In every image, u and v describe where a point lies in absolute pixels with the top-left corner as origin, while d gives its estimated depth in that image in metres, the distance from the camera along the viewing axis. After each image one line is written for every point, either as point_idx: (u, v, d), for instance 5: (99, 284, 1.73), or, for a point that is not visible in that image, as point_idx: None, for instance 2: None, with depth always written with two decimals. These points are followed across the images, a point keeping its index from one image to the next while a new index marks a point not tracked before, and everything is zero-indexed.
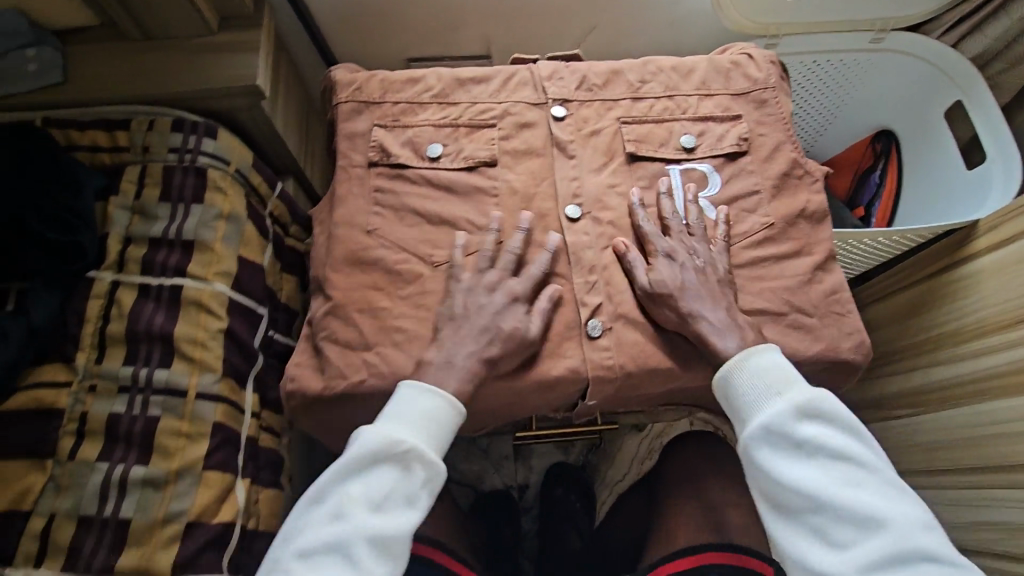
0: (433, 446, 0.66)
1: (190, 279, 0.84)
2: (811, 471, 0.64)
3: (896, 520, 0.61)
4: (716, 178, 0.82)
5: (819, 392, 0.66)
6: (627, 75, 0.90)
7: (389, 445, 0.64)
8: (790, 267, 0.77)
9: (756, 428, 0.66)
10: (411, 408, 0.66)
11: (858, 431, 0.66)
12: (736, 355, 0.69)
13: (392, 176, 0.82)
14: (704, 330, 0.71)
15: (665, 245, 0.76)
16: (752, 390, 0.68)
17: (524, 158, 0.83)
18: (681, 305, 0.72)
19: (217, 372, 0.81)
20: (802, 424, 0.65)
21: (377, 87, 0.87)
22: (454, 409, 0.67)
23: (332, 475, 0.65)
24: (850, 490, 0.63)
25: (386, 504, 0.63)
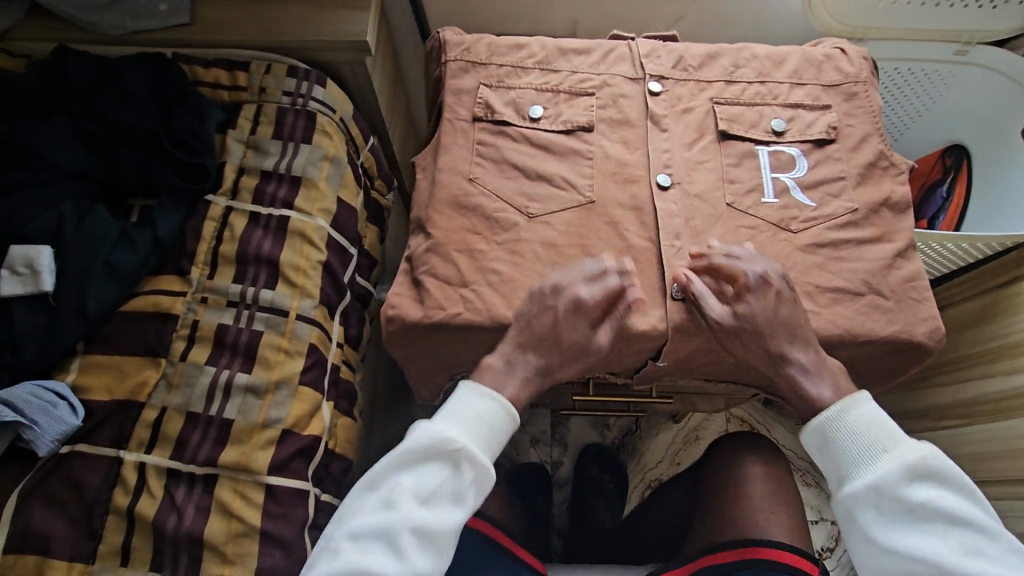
0: (480, 447, 0.67)
1: (296, 212, 0.90)
2: (922, 535, 0.62)
3: None
4: (804, 161, 0.85)
5: (921, 450, 0.64)
6: (722, 59, 0.93)
7: (445, 443, 0.65)
8: (871, 251, 0.80)
9: (859, 487, 0.64)
10: (468, 409, 0.68)
11: (968, 488, 0.64)
12: (833, 406, 0.69)
13: (494, 132, 0.87)
14: (805, 380, 0.71)
15: (749, 271, 0.74)
16: (859, 446, 0.66)
17: (619, 127, 0.88)
18: (773, 346, 0.73)
19: (315, 299, 0.87)
20: (907, 486, 0.63)
21: (485, 50, 0.92)
22: (507, 414, 0.69)
23: (388, 465, 0.67)
24: (971, 559, 0.61)
25: (433, 501, 0.65)
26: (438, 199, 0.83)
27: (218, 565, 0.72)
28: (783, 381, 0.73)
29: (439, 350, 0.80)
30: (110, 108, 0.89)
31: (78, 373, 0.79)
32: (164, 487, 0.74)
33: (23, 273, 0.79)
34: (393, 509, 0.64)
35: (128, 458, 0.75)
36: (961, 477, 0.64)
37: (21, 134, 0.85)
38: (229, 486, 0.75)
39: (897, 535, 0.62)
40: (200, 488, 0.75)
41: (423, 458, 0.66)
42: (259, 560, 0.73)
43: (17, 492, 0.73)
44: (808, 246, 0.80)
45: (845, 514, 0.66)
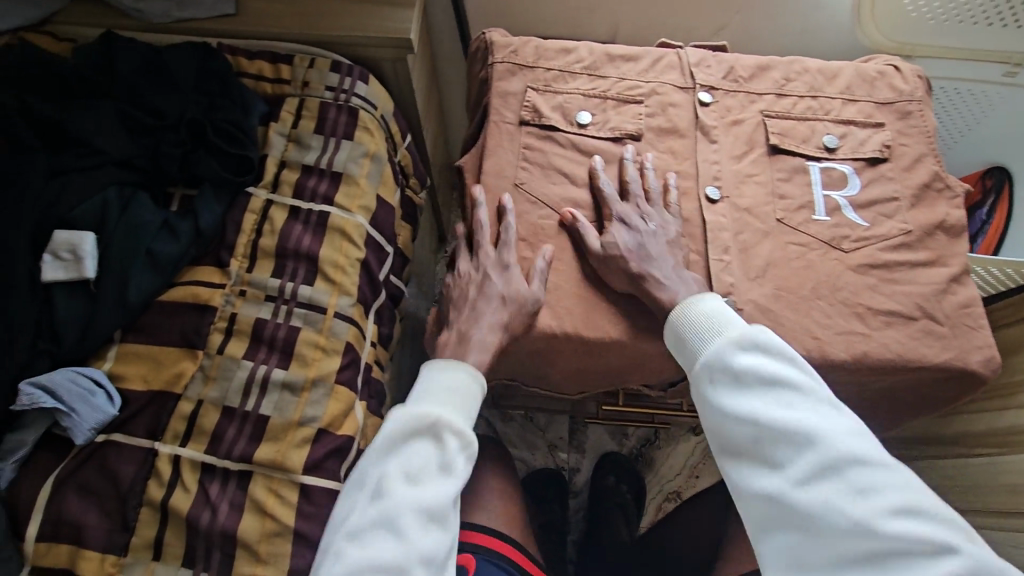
0: (459, 418, 0.64)
1: (337, 208, 0.90)
2: (744, 398, 0.58)
3: (829, 436, 0.54)
4: (856, 180, 0.84)
5: (758, 325, 0.61)
6: (773, 71, 0.92)
7: (421, 419, 0.62)
8: (924, 275, 0.78)
9: (702, 362, 0.62)
10: (438, 386, 0.66)
11: (794, 356, 0.59)
12: (674, 308, 0.70)
13: (541, 136, 0.85)
14: (658, 288, 0.73)
15: (617, 208, 0.79)
16: (699, 332, 0.65)
17: (668, 137, 0.86)
18: (633, 263, 0.74)
19: (353, 297, 0.86)
20: (740, 356, 0.60)
21: (532, 53, 0.91)
22: (473, 381, 0.68)
23: (371, 456, 0.62)
24: (782, 412, 0.56)
25: (425, 474, 0.60)
26: (468, 228, 0.83)
27: (251, 563, 0.71)
28: (644, 297, 0.74)
29: None
30: (156, 96, 0.89)
31: (114, 361, 0.79)
32: (198, 481, 0.74)
33: (65, 259, 0.79)
34: (386, 491, 0.58)
35: (163, 450, 0.74)
36: (784, 344, 0.59)
37: (67, 118, 0.85)
38: (264, 484, 0.74)
39: (715, 400, 0.60)
40: (234, 484, 0.74)
41: (402, 437, 0.62)
42: (292, 560, 0.72)
43: (52, 479, 0.73)
44: (859, 267, 0.78)
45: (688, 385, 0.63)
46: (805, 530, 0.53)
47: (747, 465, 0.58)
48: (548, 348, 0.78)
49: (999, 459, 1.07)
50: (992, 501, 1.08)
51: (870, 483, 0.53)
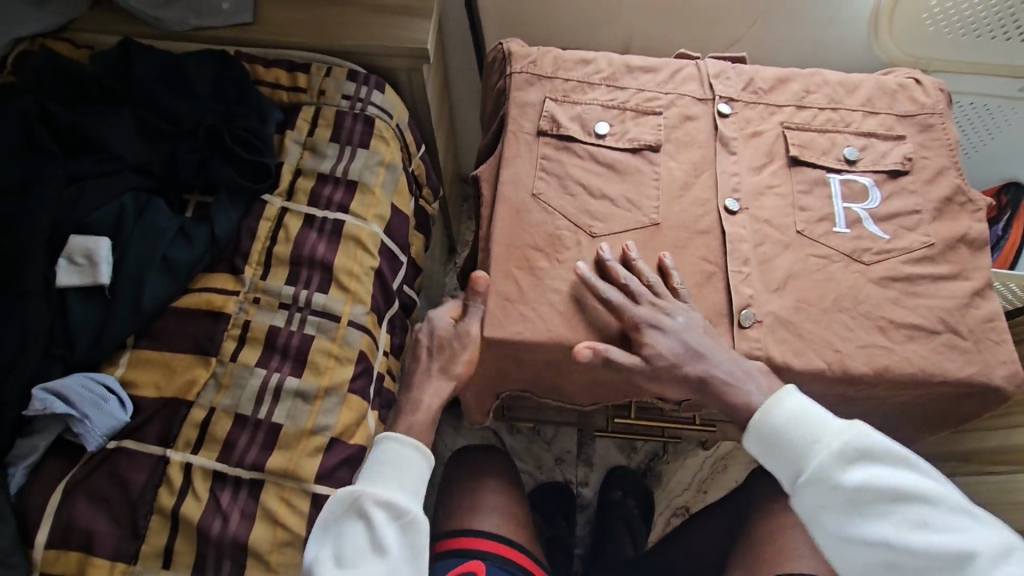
0: (392, 489, 0.65)
1: (351, 216, 0.90)
2: (872, 522, 0.59)
3: (979, 556, 0.55)
4: (877, 192, 0.83)
5: (857, 429, 0.61)
6: (793, 84, 0.91)
7: (350, 501, 0.64)
8: (948, 289, 0.77)
9: (804, 482, 0.62)
10: (373, 459, 0.67)
11: (904, 458, 0.60)
12: (756, 410, 0.66)
13: (558, 146, 0.85)
14: (726, 389, 0.68)
15: (637, 313, 0.72)
16: (794, 444, 0.63)
17: (687, 148, 0.86)
18: (689, 368, 0.70)
19: (366, 305, 0.85)
20: (852, 473, 0.60)
21: (551, 64, 0.91)
22: (410, 445, 0.67)
23: (315, 540, 0.65)
24: (919, 534, 0.57)
25: (355, 554, 0.62)
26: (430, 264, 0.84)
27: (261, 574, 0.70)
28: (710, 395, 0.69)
29: (495, 363, 0.78)
30: (175, 103, 0.89)
31: (127, 368, 0.78)
32: (209, 490, 0.73)
33: (81, 264, 0.79)
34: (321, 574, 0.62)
35: (174, 458, 0.73)
36: (895, 451, 0.60)
37: (87, 124, 0.85)
38: (275, 494, 0.73)
39: (840, 527, 0.60)
40: (245, 493, 0.73)
41: (337, 518, 0.65)
42: None
43: (63, 485, 0.72)
44: (882, 281, 0.77)
45: (798, 508, 0.63)
46: None
47: None
48: (564, 359, 0.76)
49: (1020, 478, 1.05)
50: (1013, 521, 1.06)
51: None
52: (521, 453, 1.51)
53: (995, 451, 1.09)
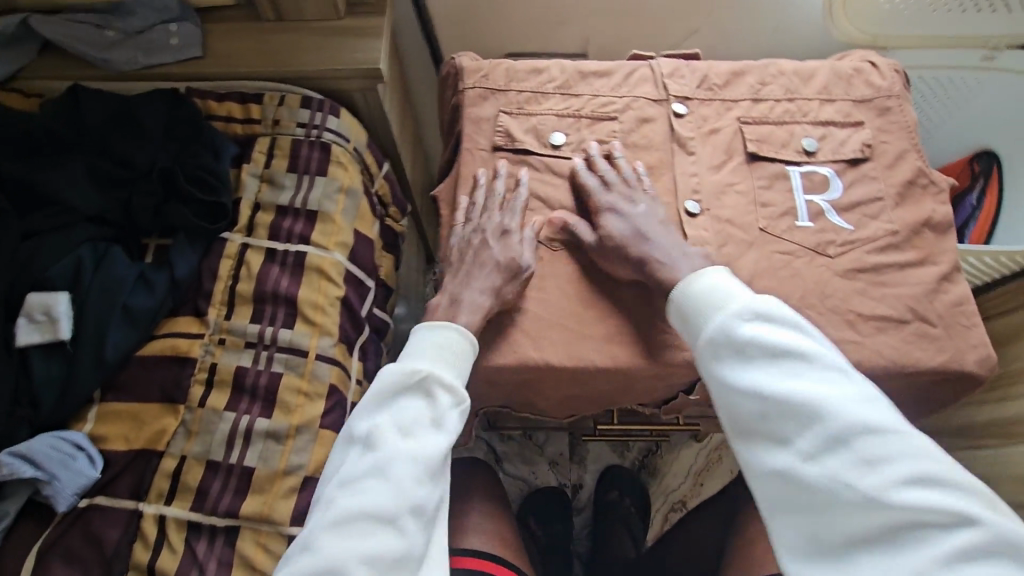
0: (449, 372, 0.61)
1: (314, 247, 0.88)
2: (748, 370, 0.56)
3: (837, 406, 0.53)
4: (838, 182, 0.82)
5: (762, 296, 0.60)
6: (748, 76, 0.90)
7: (411, 372, 0.58)
8: (915, 275, 0.76)
9: (705, 340, 0.60)
10: (427, 342, 0.63)
11: (800, 323, 0.58)
12: (681, 281, 0.67)
13: (515, 161, 0.84)
14: (659, 266, 0.71)
15: (604, 198, 0.78)
16: (699, 307, 0.63)
17: (644, 152, 0.84)
18: (631, 246, 0.73)
19: (334, 337, 0.84)
20: (745, 329, 0.58)
21: (503, 75, 0.90)
22: (465, 339, 0.65)
23: (360, 412, 0.58)
24: (791, 385, 0.54)
25: (419, 427, 0.56)
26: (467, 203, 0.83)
27: None
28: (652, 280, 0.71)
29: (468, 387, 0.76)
30: (125, 147, 0.88)
31: (95, 422, 0.77)
32: (185, 540, 0.72)
33: (40, 321, 0.77)
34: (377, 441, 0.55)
35: (148, 511, 0.73)
36: (792, 315, 0.58)
37: (36, 177, 0.84)
38: (252, 539, 0.72)
39: (719, 375, 0.58)
40: (222, 540, 0.72)
41: (396, 390, 0.58)
42: None
43: (37, 549, 0.71)
44: (847, 272, 0.76)
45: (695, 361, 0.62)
46: (812, 503, 0.51)
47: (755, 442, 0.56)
48: (534, 379, 0.74)
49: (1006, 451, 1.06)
50: (1003, 494, 1.06)
51: (889, 452, 0.50)
52: (513, 459, 1.50)
53: (983, 425, 1.10)
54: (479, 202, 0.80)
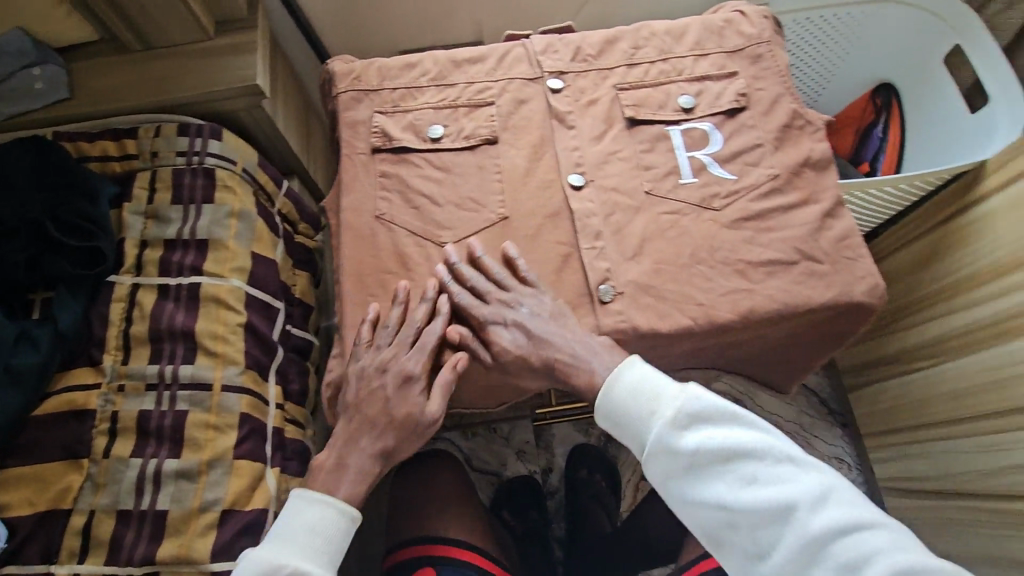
0: (317, 561, 0.64)
1: (207, 276, 0.86)
2: (707, 485, 0.62)
3: (797, 505, 0.59)
4: (718, 135, 0.83)
5: (690, 393, 0.64)
6: (621, 42, 0.90)
7: (271, 567, 0.62)
8: (799, 216, 0.77)
9: (650, 459, 0.64)
10: (297, 523, 0.66)
11: (738, 418, 0.63)
12: (603, 384, 0.68)
13: (395, 160, 0.82)
14: (572, 370, 0.69)
15: (487, 311, 0.74)
16: (630, 413, 0.65)
17: (525, 132, 0.84)
18: (537, 358, 0.71)
19: (240, 365, 0.83)
20: (687, 436, 0.63)
21: (376, 75, 0.88)
22: (340, 516, 0.67)
23: None
24: (750, 492, 0.60)
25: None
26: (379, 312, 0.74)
27: None
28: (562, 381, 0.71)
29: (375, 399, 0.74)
30: None
31: None
32: None
33: None
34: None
35: (61, 572, 0.71)
36: (726, 408, 0.63)
37: None
38: None
39: (679, 491, 0.63)
40: None
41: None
42: None
43: None
44: (733, 223, 0.77)
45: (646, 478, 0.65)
46: None
47: (737, 552, 0.62)
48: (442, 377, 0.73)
49: (942, 369, 1.11)
50: (942, 410, 1.12)
51: (856, 547, 0.57)
52: (482, 456, 1.43)
53: (917, 347, 1.16)
54: (393, 325, 0.73)
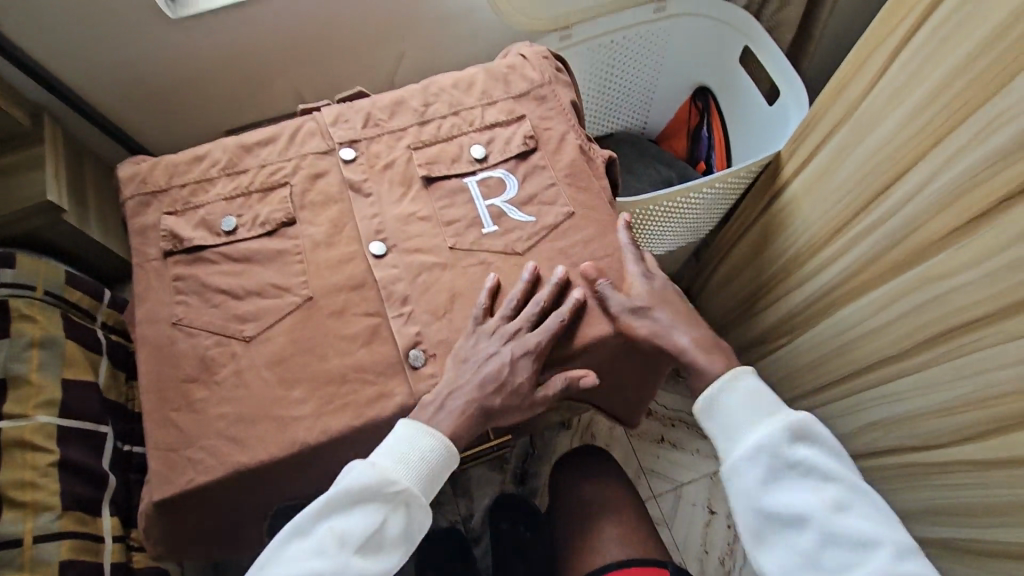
0: (417, 489, 0.70)
1: (5, 420, 0.79)
2: (794, 492, 0.69)
3: (881, 542, 0.65)
4: (513, 179, 0.85)
5: (808, 417, 0.72)
6: (411, 102, 0.91)
7: (376, 484, 0.67)
8: (596, 249, 0.80)
9: (742, 454, 0.71)
10: (402, 448, 0.69)
11: (844, 457, 0.71)
12: (719, 378, 0.75)
13: (190, 261, 0.79)
14: (693, 352, 0.76)
15: (533, 339, 0.73)
16: (739, 415, 0.73)
17: (323, 208, 0.83)
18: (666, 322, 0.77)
19: (55, 509, 0.78)
20: (794, 447, 0.70)
21: (163, 174, 0.85)
22: (444, 453, 0.70)
23: (318, 509, 0.67)
24: (840, 514, 0.67)
25: (366, 544, 0.67)
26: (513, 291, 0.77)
27: None
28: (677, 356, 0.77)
29: (197, 518, 0.71)
30: None
31: None
32: None
33: None
34: (327, 556, 0.65)
35: None
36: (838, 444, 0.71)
37: None
38: None
39: (761, 491, 0.70)
40: None
41: (354, 500, 0.67)
42: None
43: None
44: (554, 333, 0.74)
45: (731, 470, 0.72)
46: None
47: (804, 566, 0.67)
48: (263, 482, 0.71)
49: (801, 342, 1.18)
50: (808, 380, 1.19)
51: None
52: None
53: (775, 326, 1.25)
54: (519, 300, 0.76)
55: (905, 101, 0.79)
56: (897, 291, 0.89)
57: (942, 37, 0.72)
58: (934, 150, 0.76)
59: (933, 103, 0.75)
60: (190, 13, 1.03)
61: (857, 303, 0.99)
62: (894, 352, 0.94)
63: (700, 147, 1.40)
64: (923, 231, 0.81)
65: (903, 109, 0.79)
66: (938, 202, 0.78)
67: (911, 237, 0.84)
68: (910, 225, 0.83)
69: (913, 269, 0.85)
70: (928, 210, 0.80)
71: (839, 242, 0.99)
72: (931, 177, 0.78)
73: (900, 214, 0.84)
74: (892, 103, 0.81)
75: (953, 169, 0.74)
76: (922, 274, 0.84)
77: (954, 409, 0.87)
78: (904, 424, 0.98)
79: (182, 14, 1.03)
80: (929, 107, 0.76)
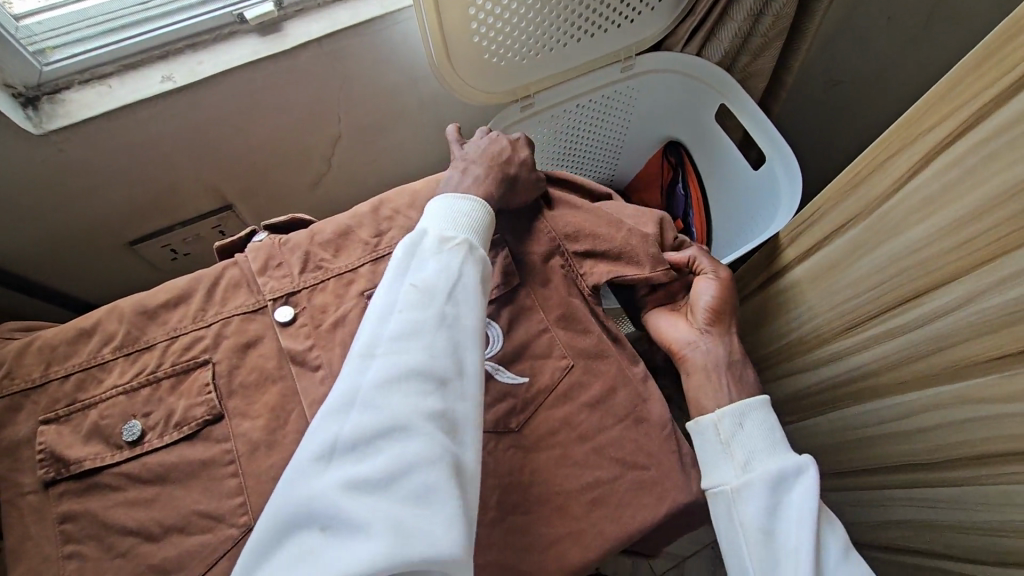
0: (477, 242, 0.68)
1: None
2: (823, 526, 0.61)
3: None
4: (496, 329, 0.69)
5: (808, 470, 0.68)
6: (359, 232, 0.74)
7: (441, 239, 0.65)
8: (606, 415, 0.67)
9: (786, 464, 0.63)
10: (451, 214, 0.68)
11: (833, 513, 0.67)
12: (746, 401, 0.69)
13: (81, 490, 0.60)
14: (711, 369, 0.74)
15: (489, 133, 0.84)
16: (766, 437, 0.66)
17: (259, 392, 0.65)
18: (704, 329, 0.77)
19: None
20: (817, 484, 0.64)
21: (37, 360, 0.64)
22: (483, 211, 0.70)
23: (389, 281, 0.62)
24: (853, 558, 0.60)
25: (454, 290, 0.62)
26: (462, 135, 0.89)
27: None
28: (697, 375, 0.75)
29: None
30: None
31: None
32: None
33: None
34: (416, 306, 0.60)
35: None
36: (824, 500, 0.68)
37: None
38: None
39: (808, 507, 0.60)
40: None
41: (424, 258, 0.63)
42: None
43: None
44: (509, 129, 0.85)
45: (772, 481, 0.62)
46: None
47: None
48: None
49: (809, 424, 1.07)
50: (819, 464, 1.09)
51: None
52: None
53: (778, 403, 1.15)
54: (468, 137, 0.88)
55: (940, 212, 0.68)
56: (928, 404, 0.79)
57: (984, 156, 0.61)
58: (978, 269, 0.65)
59: (979, 219, 0.63)
60: (64, 123, 0.80)
61: (877, 402, 0.88)
62: (922, 461, 0.84)
63: (675, 207, 1.29)
64: (962, 348, 0.71)
65: (940, 219, 0.68)
66: (983, 324, 0.67)
67: (947, 351, 0.73)
68: (947, 341, 0.72)
69: (951, 384, 0.75)
70: (967, 330, 0.69)
71: (853, 339, 0.88)
72: (974, 298, 0.67)
73: (933, 325, 0.73)
74: (924, 210, 0.70)
75: (1004, 295, 0.63)
76: (958, 394, 0.74)
77: (993, 532, 0.77)
78: (935, 530, 0.88)
79: (49, 126, 0.80)
80: (970, 224, 0.64)
